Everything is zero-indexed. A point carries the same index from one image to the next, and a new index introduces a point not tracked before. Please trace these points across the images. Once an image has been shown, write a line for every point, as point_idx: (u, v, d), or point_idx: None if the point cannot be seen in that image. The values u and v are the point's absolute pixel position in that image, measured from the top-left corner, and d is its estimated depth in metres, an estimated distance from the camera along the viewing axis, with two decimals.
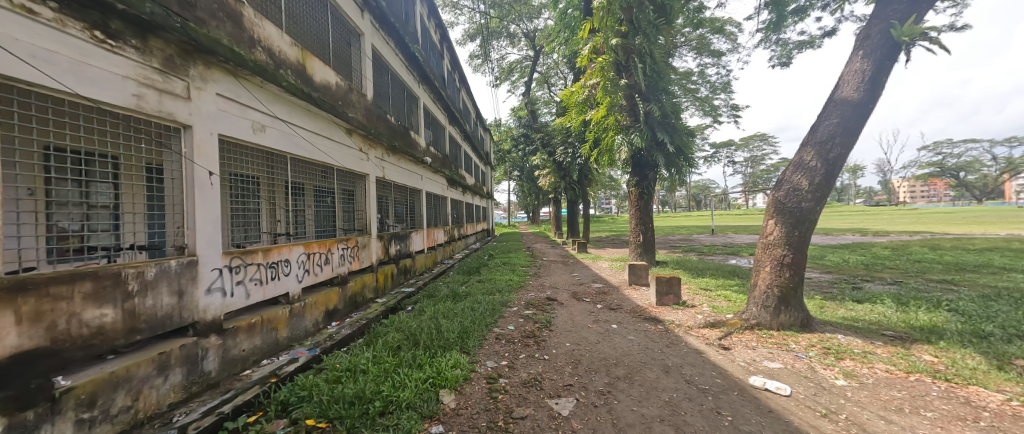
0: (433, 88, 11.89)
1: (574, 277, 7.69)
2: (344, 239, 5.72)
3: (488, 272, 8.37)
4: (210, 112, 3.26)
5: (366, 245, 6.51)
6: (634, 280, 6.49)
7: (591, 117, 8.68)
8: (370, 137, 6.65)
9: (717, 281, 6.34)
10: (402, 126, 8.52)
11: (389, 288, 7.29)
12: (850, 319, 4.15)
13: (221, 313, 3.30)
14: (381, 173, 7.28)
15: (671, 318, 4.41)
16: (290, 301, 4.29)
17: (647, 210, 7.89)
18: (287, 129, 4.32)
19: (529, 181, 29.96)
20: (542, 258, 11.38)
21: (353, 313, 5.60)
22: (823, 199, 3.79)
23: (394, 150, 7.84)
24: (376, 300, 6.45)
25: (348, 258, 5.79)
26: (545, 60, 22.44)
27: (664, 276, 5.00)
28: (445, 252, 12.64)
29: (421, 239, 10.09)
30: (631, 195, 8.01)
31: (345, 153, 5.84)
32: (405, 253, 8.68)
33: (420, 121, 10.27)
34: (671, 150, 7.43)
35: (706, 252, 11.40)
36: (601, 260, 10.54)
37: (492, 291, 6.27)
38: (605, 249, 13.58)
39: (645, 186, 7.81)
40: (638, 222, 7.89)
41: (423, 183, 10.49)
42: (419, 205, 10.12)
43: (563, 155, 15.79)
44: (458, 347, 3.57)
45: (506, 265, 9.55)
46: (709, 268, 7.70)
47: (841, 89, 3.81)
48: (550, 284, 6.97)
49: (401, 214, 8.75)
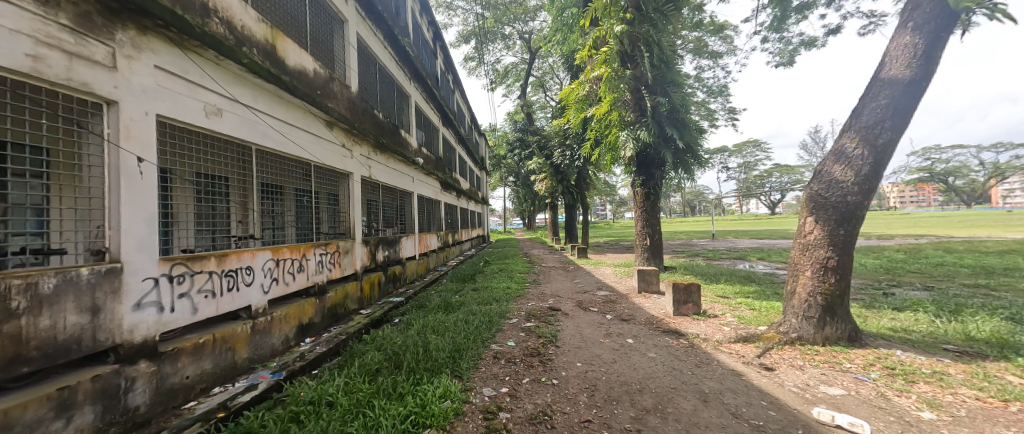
0: (426, 87, 11.39)
1: (577, 284, 7.12)
2: (324, 244, 5.11)
3: (483, 280, 7.77)
4: (146, 87, 2.69)
5: (350, 251, 5.91)
6: (644, 287, 5.93)
7: (593, 115, 8.20)
8: (355, 133, 6.07)
9: (734, 288, 5.81)
10: (391, 124, 7.96)
11: (375, 298, 6.67)
12: (900, 331, 3.62)
13: (155, 333, 2.69)
14: (367, 172, 6.70)
15: (695, 331, 3.85)
16: (253, 316, 3.67)
17: (654, 211, 7.38)
18: (250, 115, 3.74)
19: (525, 186, 29.49)
20: (540, 264, 10.81)
21: (332, 327, 4.97)
22: (872, 191, 3.26)
23: (382, 148, 7.26)
24: (359, 312, 5.82)
25: (328, 265, 5.19)
26: (540, 63, 22.12)
27: (682, 283, 4.45)
28: (438, 258, 12.03)
29: (412, 244, 9.49)
30: (637, 196, 7.50)
31: (325, 148, 5.25)
32: (394, 260, 8.05)
33: (411, 120, 9.72)
34: (679, 147, 6.96)
35: (711, 257, 10.90)
36: (603, 266, 10.00)
37: (489, 300, 5.69)
38: (605, 254, 13.05)
39: (652, 186, 7.31)
40: (644, 225, 7.36)
41: (414, 185, 9.91)
42: (410, 208, 9.52)
43: (561, 158, 15.31)
44: (449, 371, 2.98)
45: (503, 272, 8.96)
46: (721, 273, 7.17)
47: (888, 66, 3.33)
48: (552, 292, 6.39)
49: (390, 218, 8.14)
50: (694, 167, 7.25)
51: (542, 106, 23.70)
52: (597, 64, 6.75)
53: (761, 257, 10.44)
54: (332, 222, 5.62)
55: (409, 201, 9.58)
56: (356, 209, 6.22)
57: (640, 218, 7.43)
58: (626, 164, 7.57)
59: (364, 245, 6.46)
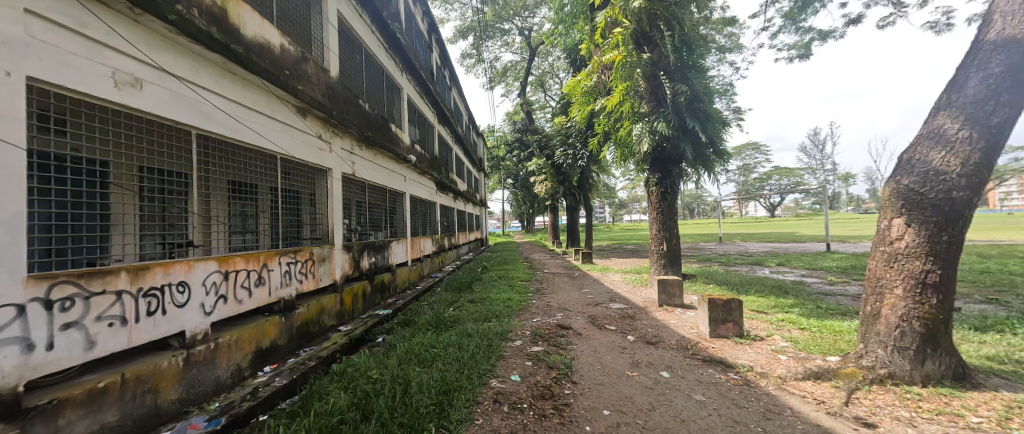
0: (420, 80, 10.64)
1: (587, 295, 6.34)
2: (293, 251, 4.32)
3: (481, 289, 7.00)
4: (11, 39, 1.93)
5: (329, 258, 5.13)
6: (665, 300, 5.17)
7: (601, 108, 7.47)
8: (335, 123, 5.32)
9: (769, 301, 5.05)
10: (379, 116, 7.19)
11: (358, 311, 5.90)
12: (1006, 363, 2.87)
13: (20, 382, 1.91)
14: (351, 169, 5.93)
15: (745, 361, 3.09)
16: (187, 345, 2.88)
17: (671, 213, 6.63)
18: (188, 92, 2.97)
19: (524, 189, 28.81)
20: (543, 271, 10.06)
21: (301, 351, 4.19)
22: (983, 186, 2.51)
23: (369, 142, 6.50)
24: (337, 330, 5.04)
25: (298, 275, 4.40)
26: (540, 62, 21.45)
27: (720, 299, 3.69)
28: (433, 264, 11.27)
29: (404, 249, 8.73)
30: (651, 196, 6.76)
31: (296, 140, 4.47)
32: (382, 267, 7.27)
33: (403, 114, 8.99)
34: (699, 141, 6.25)
35: (726, 262, 10.17)
36: (611, 272, 9.25)
37: (488, 315, 4.93)
38: (611, 259, 12.28)
39: (668, 185, 6.56)
40: (660, 228, 6.61)
41: (406, 185, 9.14)
42: (401, 210, 8.76)
43: (563, 157, 14.60)
44: (434, 426, 2.21)
45: (502, 280, 8.19)
46: (747, 282, 6.43)
47: (999, 26, 2.57)
48: (559, 305, 5.63)
49: (378, 220, 7.36)
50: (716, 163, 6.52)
51: (541, 106, 23.00)
52: (609, 48, 6.04)
53: (779, 263, 9.71)
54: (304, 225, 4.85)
55: (400, 202, 8.82)
56: (336, 210, 5.45)
57: (655, 221, 6.68)
58: (640, 160, 6.82)
59: (345, 251, 5.69)
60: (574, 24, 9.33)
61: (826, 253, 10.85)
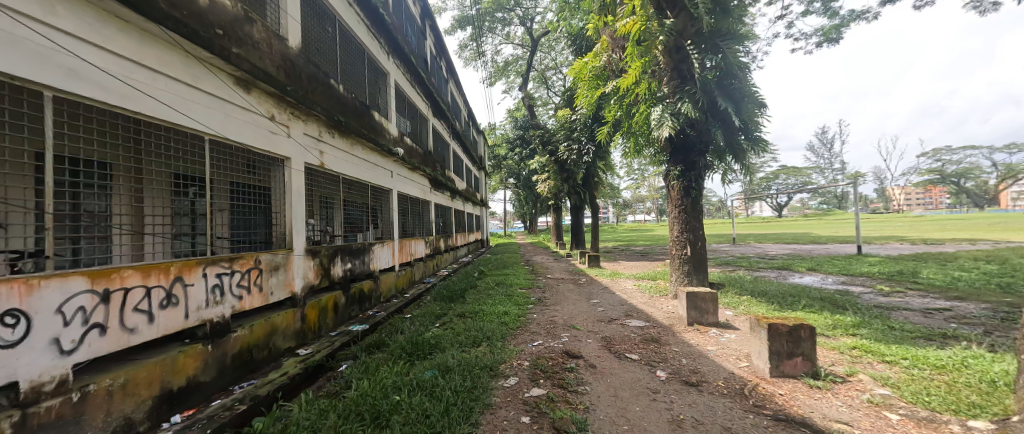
0: (411, 67, 9.74)
1: (597, 308, 5.38)
2: (228, 258, 3.40)
3: (474, 300, 6.07)
4: None
5: (285, 266, 4.22)
6: (696, 317, 4.19)
7: (613, 91, 6.50)
8: (295, 104, 4.41)
9: (826, 321, 4.07)
10: (357, 101, 6.28)
11: (327, 327, 4.99)
12: None
13: None
14: (318, 159, 5.02)
15: (839, 423, 2.12)
16: (23, 401, 1.98)
17: (695, 212, 5.66)
18: (32, 35, 2.08)
19: (526, 188, 27.92)
20: (546, 276, 9.11)
21: (234, 388, 3.26)
22: None
23: (343, 129, 5.59)
24: (292, 355, 4.11)
25: (237, 290, 3.47)
26: (542, 55, 20.52)
27: (784, 324, 2.74)
28: (426, 268, 10.37)
29: (391, 253, 7.81)
30: (672, 191, 5.79)
31: (235, 119, 3.57)
32: (361, 274, 6.34)
33: (390, 102, 8.07)
34: (730, 127, 5.32)
35: (749, 266, 9.16)
36: (622, 278, 8.28)
37: (476, 337, 3.98)
38: (619, 262, 11.31)
39: (692, 178, 5.58)
40: (683, 229, 5.63)
41: (393, 181, 8.22)
42: (387, 210, 7.84)
43: (566, 153, 13.66)
44: None
45: (499, 287, 7.24)
46: (787, 293, 5.43)
47: None
48: (564, 322, 4.67)
49: (356, 221, 6.44)
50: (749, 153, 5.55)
51: (544, 102, 22.05)
52: (623, 15, 5.10)
53: (809, 267, 8.70)
54: (250, 226, 3.97)
55: (385, 200, 7.91)
56: (297, 207, 4.53)
57: (676, 221, 5.71)
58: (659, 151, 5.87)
59: (310, 257, 4.78)
60: (579, 2, 8.39)
61: (858, 256, 9.82)
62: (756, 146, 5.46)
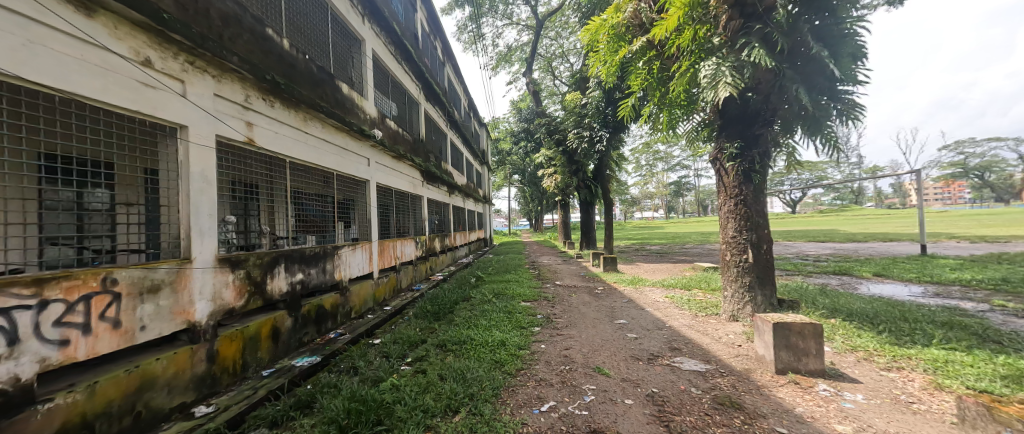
0: (396, 39, 8.34)
1: (627, 336, 3.93)
2: (31, 280, 2.05)
3: (462, 323, 4.64)
4: None
5: (173, 287, 2.85)
6: (790, 363, 2.73)
7: (640, 52, 5.04)
8: (194, 48, 3.05)
9: (1001, 372, 2.59)
10: (312, 64, 4.88)
11: (257, 364, 3.64)
12: None
13: None
14: (242, 134, 3.65)
15: None
16: None
17: (760, 204, 4.17)
18: None
19: (531, 184, 26.44)
20: (555, 283, 7.70)
21: None
22: None
23: (286, 96, 4.22)
24: (182, 416, 2.77)
25: (54, 330, 2.14)
26: (547, 39, 19.03)
27: None
28: (416, 273, 9.00)
29: (367, 257, 6.42)
30: (726, 176, 4.33)
31: (54, 53, 2.21)
32: (320, 287, 4.95)
33: (365, 75, 6.67)
34: (817, 85, 3.82)
35: (799, 271, 7.62)
36: (647, 287, 6.82)
37: (453, 397, 2.59)
38: (638, 265, 9.81)
39: (757, 155, 4.10)
40: (742, 227, 4.15)
41: (371, 171, 6.84)
42: (361, 206, 6.48)
43: (576, 142, 12.20)
44: None
45: (498, 300, 5.83)
46: (890, 314, 3.94)
47: None
48: (585, 363, 3.25)
49: (314, 219, 5.07)
50: (841, 124, 4.01)
51: (550, 91, 20.49)
52: None
53: (875, 274, 7.12)
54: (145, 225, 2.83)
55: (360, 192, 6.54)
56: (202, 199, 3.16)
57: (732, 217, 4.23)
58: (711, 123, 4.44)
59: (228, 270, 3.40)
60: None
61: (927, 258, 8.20)
62: (852, 114, 3.92)
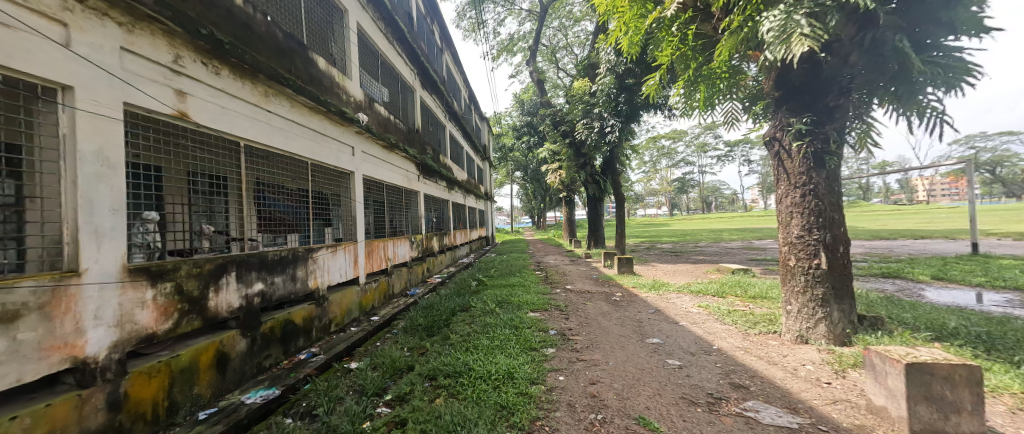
0: (386, 15, 7.43)
1: (668, 365, 3.07)
2: None
3: (458, 343, 3.78)
4: None
5: (46, 312, 2.01)
6: (933, 422, 1.88)
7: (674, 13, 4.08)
8: None
9: None
10: (276, 27, 4.01)
11: (192, 404, 2.82)
12: None
13: None
14: (169, 105, 2.79)
15: None
16: None
17: (835, 195, 3.29)
18: None
19: (534, 180, 25.52)
20: (565, 287, 6.84)
21: None
22: None
23: (236, 62, 3.36)
24: None
25: None
26: (551, 27, 18.03)
27: None
28: (411, 275, 8.16)
29: (351, 261, 5.57)
30: (788, 160, 3.45)
31: None
32: (289, 298, 4.11)
33: (348, 50, 5.79)
34: (920, 42, 2.92)
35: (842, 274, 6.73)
36: (671, 293, 5.96)
37: None
38: (654, 266, 8.92)
39: (834, 132, 3.22)
40: (812, 224, 3.27)
41: (357, 162, 5.99)
42: (345, 201, 5.64)
43: (584, 132, 11.30)
44: None
45: (503, 311, 4.99)
46: (1008, 336, 3.06)
47: None
48: (622, 409, 2.41)
49: (282, 216, 4.23)
50: (946, 96, 3.08)
51: (554, 83, 19.52)
52: None
53: (933, 277, 6.22)
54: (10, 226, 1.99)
55: (345, 186, 5.70)
56: (100, 189, 2.30)
57: (796, 212, 3.36)
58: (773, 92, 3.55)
59: (146, 283, 2.56)
60: None
61: (984, 258, 7.28)
62: (963, 83, 3.00)
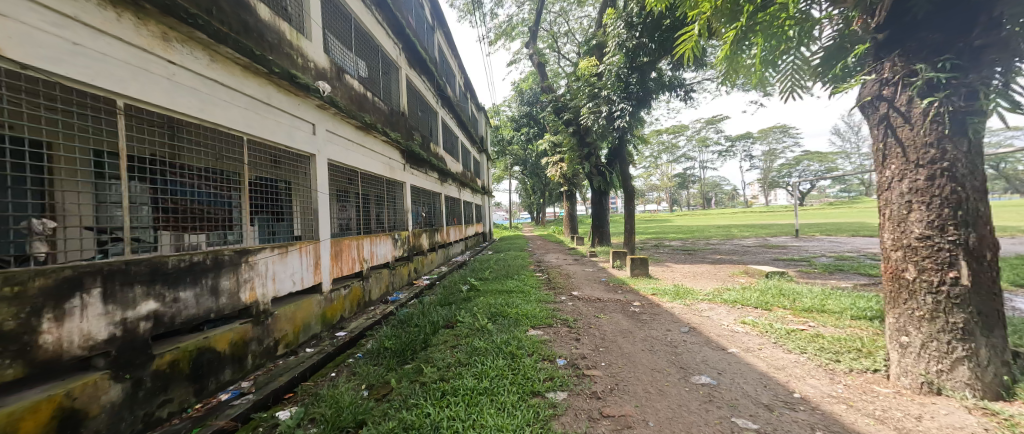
0: None
1: (739, 431, 2.04)
2: None
3: (430, 384, 2.74)
4: None
5: None
6: None
7: None
8: None
9: None
10: None
11: None
12: None
13: None
14: None
15: None
16: None
17: (981, 177, 2.23)
18: None
19: (533, 174, 24.43)
20: (572, 294, 5.81)
21: None
22: None
23: None
24: None
25: None
26: (553, 9, 16.88)
27: None
28: (394, 278, 7.10)
29: (309, 264, 4.49)
30: (905, 126, 2.40)
31: None
32: (206, 319, 3.04)
33: (306, 4, 4.70)
34: None
35: None
36: (702, 303, 4.92)
37: None
38: (671, 267, 7.88)
39: (986, 83, 2.15)
40: (948, 220, 2.22)
41: (321, 144, 4.90)
42: (303, 191, 4.57)
43: (590, 118, 10.22)
44: None
45: (498, 329, 3.95)
46: None
47: None
48: None
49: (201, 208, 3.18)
50: None
51: (555, 70, 18.37)
52: None
53: (1014, 283, 5.20)
54: None
55: (303, 173, 4.63)
56: None
57: (919, 202, 2.32)
58: (877, 32, 2.53)
59: None
60: None
61: None
62: None
